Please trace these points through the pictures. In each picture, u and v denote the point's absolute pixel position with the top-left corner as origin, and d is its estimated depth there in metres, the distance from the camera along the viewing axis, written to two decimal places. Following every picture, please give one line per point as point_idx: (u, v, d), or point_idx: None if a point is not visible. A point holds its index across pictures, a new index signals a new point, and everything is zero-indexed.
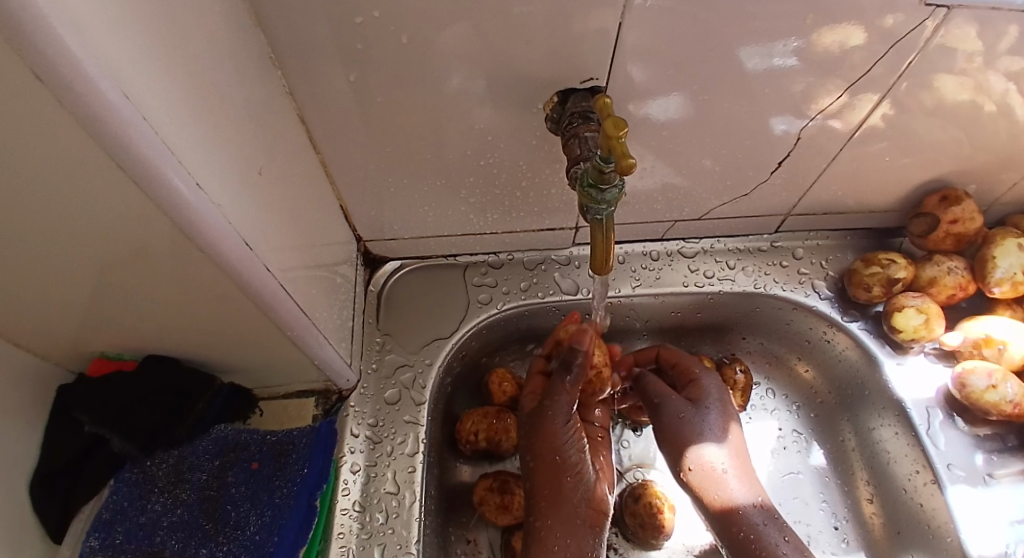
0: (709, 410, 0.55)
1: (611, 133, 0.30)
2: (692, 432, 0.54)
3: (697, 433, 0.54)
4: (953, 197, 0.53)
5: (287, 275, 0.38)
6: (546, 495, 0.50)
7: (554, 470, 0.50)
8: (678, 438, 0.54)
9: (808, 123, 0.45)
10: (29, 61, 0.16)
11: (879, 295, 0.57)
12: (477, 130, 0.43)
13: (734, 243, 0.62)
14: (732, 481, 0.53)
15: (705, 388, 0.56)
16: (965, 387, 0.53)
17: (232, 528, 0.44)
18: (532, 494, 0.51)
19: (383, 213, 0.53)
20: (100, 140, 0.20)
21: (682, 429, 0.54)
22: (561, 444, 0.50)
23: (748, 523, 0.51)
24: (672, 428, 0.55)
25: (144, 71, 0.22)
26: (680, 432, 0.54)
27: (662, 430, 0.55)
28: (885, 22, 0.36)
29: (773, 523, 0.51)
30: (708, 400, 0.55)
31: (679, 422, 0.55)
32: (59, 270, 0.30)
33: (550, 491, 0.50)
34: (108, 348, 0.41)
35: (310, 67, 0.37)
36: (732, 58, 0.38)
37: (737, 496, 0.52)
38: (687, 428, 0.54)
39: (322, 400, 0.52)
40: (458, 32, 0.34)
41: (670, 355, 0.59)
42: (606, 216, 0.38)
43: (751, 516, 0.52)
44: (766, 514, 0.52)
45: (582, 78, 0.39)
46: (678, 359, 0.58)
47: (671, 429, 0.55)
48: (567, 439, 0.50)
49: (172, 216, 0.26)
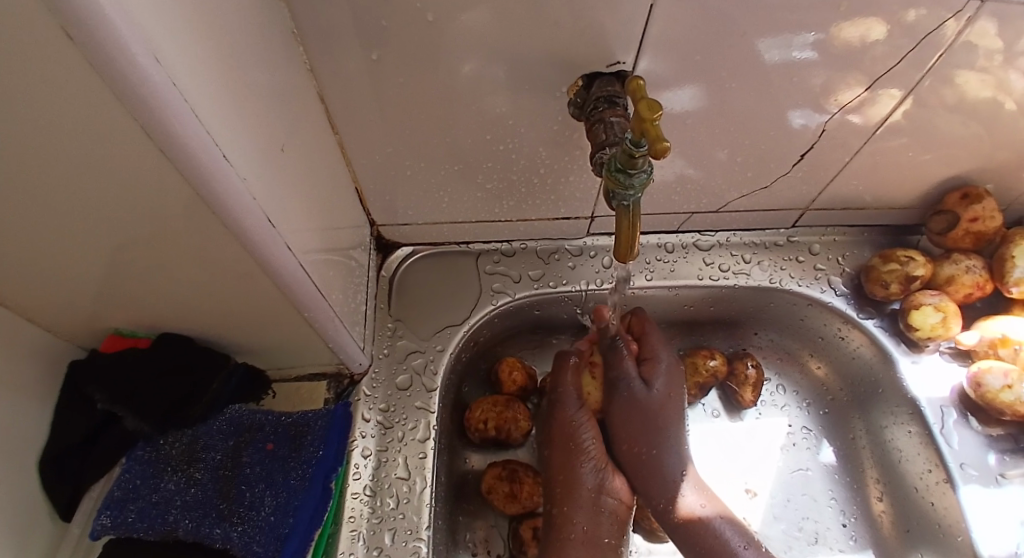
0: (660, 384, 0.55)
1: (645, 116, 0.29)
2: (648, 408, 0.54)
3: (657, 410, 0.54)
4: (973, 195, 0.53)
5: (306, 256, 0.38)
6: (564, 488, 0.52)
7: (574, 462, 0.52)
8: (636, 430, 0.54)
9: (829, 118, 0.45)
10: (61, 17, 0.16)
11: (896, 293, 0.57)
12: (497, 115, 0.42)
13: (750, 237, 0.61)
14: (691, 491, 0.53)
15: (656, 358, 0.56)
16: (981, 386, 0.53)
17: (246, 508, 0.43)
18: (552, 486, 0.53)
19: (397, 197, 0.52)
20: (129, 104, 0.20)
21: (636, 410, 0.54)
22: (577, 436, 0.53)
23: (708, 528, 0.51)
24: (631, 413, 0.54)
25: (175, 38, 0.21)
26: (635, 414, 0.54)
27: (616, 416, 0.55)
28: (907, 16, 0.35)
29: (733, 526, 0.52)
30: (658, 378, 0.55)
31: (634, 401, 0.55)
32: (80, 244, 0.30)
33: (566, 483, 0.52)
34: (122, 326, 0.40)
35: (329, 44, 0.36)
36: (754, 49, 0.37)
37: (695, 503, 0.53)
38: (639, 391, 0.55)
39: (334, 384, 0.52)
40: (478, 15, 0.34)
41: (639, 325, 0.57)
42: (633, 203, 0.37)
43: (717, 525, 0.52)
44: (728, 520, 0.52)
45: (609, 62, 0.38)
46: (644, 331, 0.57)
47: (626, 408, 0.55)
48: (583, 430, 0.53)
49: (198, 188, 0.25)
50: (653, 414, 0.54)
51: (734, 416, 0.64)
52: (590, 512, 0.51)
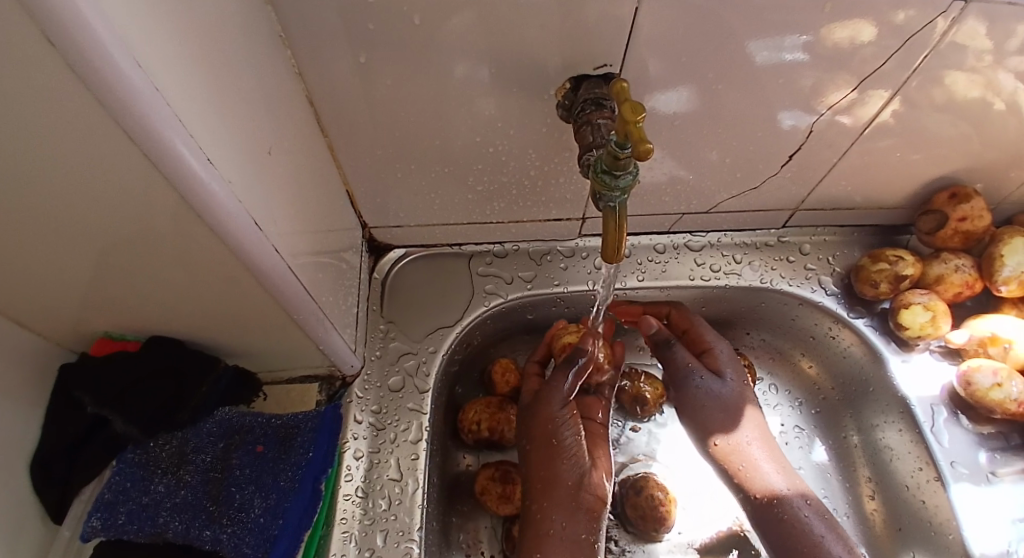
0: (729, 375, 0.56)
1: (628, 118, 0.30)
2: (723, 403, 0.55)
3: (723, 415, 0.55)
4: (962, 195, 0.53)
5: (295, 259, 0.38)
6: (542, 481, 0.50)
7: (553, 453, 0.50)
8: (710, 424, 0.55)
9: (817, 119, 0.45)
10: (39, 21, 0.16)
11: (886, 291, 0.57)
12: (486, 118, 0.43)
13: (741, 237, 0.61)
14: (773, 469, 0.53)
15: (719, 357, 0.56)
16: (971, 384, 0.53)
17: (236, 510, 0.43)
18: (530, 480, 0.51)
19: (389, 200, 0.52)
20: (109, 107, 0.20)
21: (710, 403, 0.55)
22: (558, 431, 0.51)
23: (789, 508, 0.52)
24: (694, 400, 0.55)
25: (157, 44, 0.21)
26: (709, 407, 0.55)
27: (690, 409, 0.56)
28: (896, 17, 0.35)
29: (814, 510, 0.52)
30: (727, 368, 0.56)
31: (709, 394, 0.55)
32: (64, 247, 0.30)
33: (547, 476, 0.50)
34: (111, 329, 0.41)
35: (319, 47, 0.36)
36: (742, 51, 0.38)
37: (776, 481, 0.53)
38: (707, 393, 0.55)
39: (326, 386, 0.52)
40: (467, 19, 0.34)
41: (682, 319, 0.58)
42: (619, 204, 0.37)
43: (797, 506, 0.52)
44: (809, 501, 0.52)
45: (596, 64, 0.38)
46: (690, 325, 0.57)
47: (698, 405, 0.55)
48: (565, 424, 0.51)
49: (180, 191, 0.25)
50: (725, 412, 0.55)
51: None
52: (569, 510, 0.49)
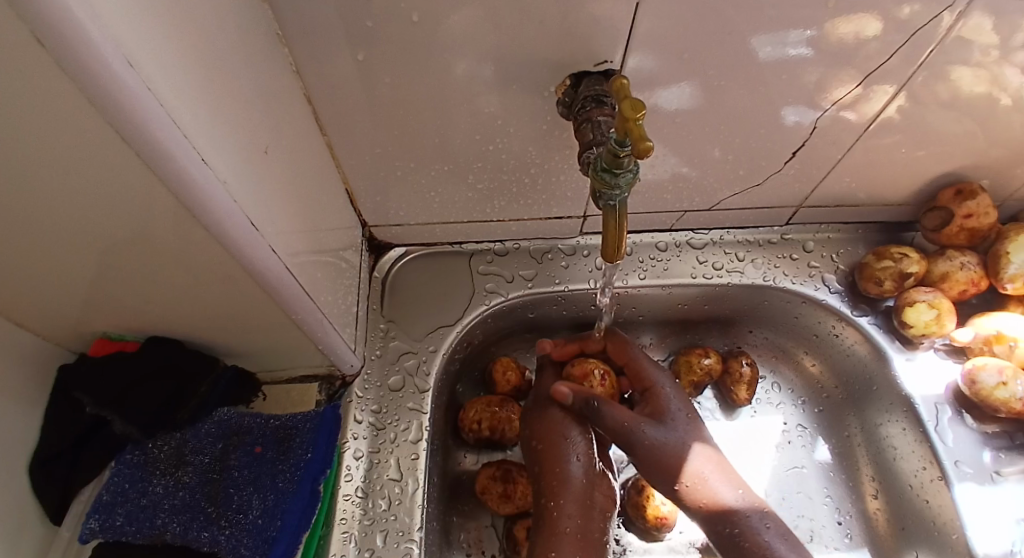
0: (676, 420, 0.52)
1: (627, 115, 0.29)
2: (668, 453, 0.49)
3: (693, 466, 0.50)
4: (967, 191, 0.53)
5: (294, 259, 0.37)
6: (555, 477, 0.50)
7: (562, 449, 0.51)
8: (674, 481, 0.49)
9: (821, 115, 0.44)
10: (29, 22, 0.16)
11: (890, 289, 0.56)
12: (486, 115, 0.42)
13: (743, 235, 0.61)
14: (717, 481, 0.49)
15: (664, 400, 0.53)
16: (975, 383, 0.52)
17: (234, 512, 0.43)
18: (540, 477, 0.51)
19: (388, 199, 0.52)
20: (102, 108, 0.20)
21: (659, 452, 0.49)
22: (565, 431, 0.51)
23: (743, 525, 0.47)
24: (650, 458, 0.49)
25: (150, 43, 0.21)
26: (659, 456, 0.49)
27: (645, 467, 0.50)
28: (901, 12, 0.35)
29: (775, 526, 0.47)
30: (668, 416, 0.52)
31: (656, 449, 0.49)
32: (61, 248, 0.30)
33: (556, 471, 0.50)
34: (110, 329, 0.40)
35: (316, 45, 0.36)
36: (744, 47, 0.37)
37: (726, 495, 0.48)
38: (663, 449, 0.49)
39: (326, 386, 0.52)
40: (465, 16, 0.34)
41: (624, 354, 0.56)
42: (619, 203, 0.37)
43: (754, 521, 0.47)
44: (765, 514, 0.48)
45: (596, 60, 0.38)
46: (630, 358, 0.55)
47: (649, 463, 0.49)
48: (571, 421, 0.52)
49: (175, 191, 0.25)
50: (679, 464, 0.49)
51: (729, 415, 0.64)
52: (581, 502, 0.49)
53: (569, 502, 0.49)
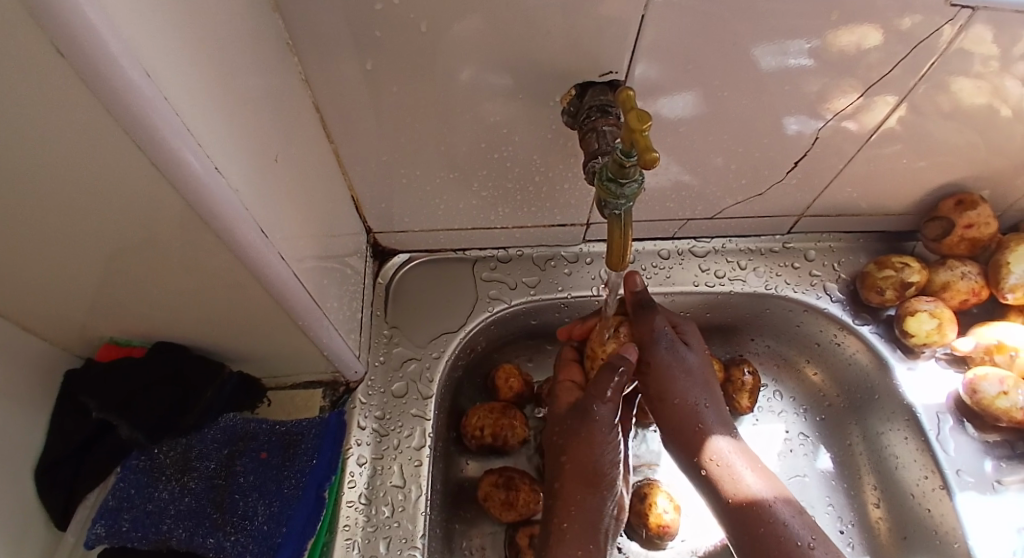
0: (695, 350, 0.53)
1: (633, 126, 0.30)
2: (687, 371, 0.51)
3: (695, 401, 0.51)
4: (968, 201, 0.53)
5: (300, 264, 0.38)
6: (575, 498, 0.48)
7: (595, 461, 0.49)
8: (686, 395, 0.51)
9: (823, 125, 0.45)
10: (50, 32, 0.16)
11: (892, 298, 0.57)
12: (491, 123, 0.43)
13: (745, 243, 0.61)
14: (749, 473, 0.49)
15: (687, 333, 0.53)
16: (976, 392, 0.53)
17: (240, 518, 0.43)
18: (557, 494, 0.50)
19: (393, 205, 0.52)
20: (120, 117, 0.20)
21: (679, 371, 0.51)
22: (600, 439, 0.49)
23: (770, 516, 0.47)
24: (666, 368, 0.51)
25: (167, 53, 0.21)
26: (677, 375, 0.51)
27: (659, 379, 0.51)
28: (903, 22, 0.35)
29: (795, 514, 0.48)
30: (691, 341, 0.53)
31: (678, 361, 0.51)
32: (72, 254, 0.30)
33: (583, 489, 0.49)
34: (117, 334, 0.41)
35: (325, 54, 0.37)
36: (746, 57, 0.38)
37: (757, 488, 0.48)
38: (680, 366, 0.51)
39: (329, 392, 0.52)
40: (473, 25, 0.34)
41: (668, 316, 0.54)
42: (624, 212, 0.37)
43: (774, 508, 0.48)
44: (788, 502, 0.49)
45: (601, 71, 0.38)
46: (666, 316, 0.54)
47: (669, 371, 0.51)
48: (606, 435, 0.49)
49: (188, 198, 0.25)
50: (694, 381, 0.51)
51: None
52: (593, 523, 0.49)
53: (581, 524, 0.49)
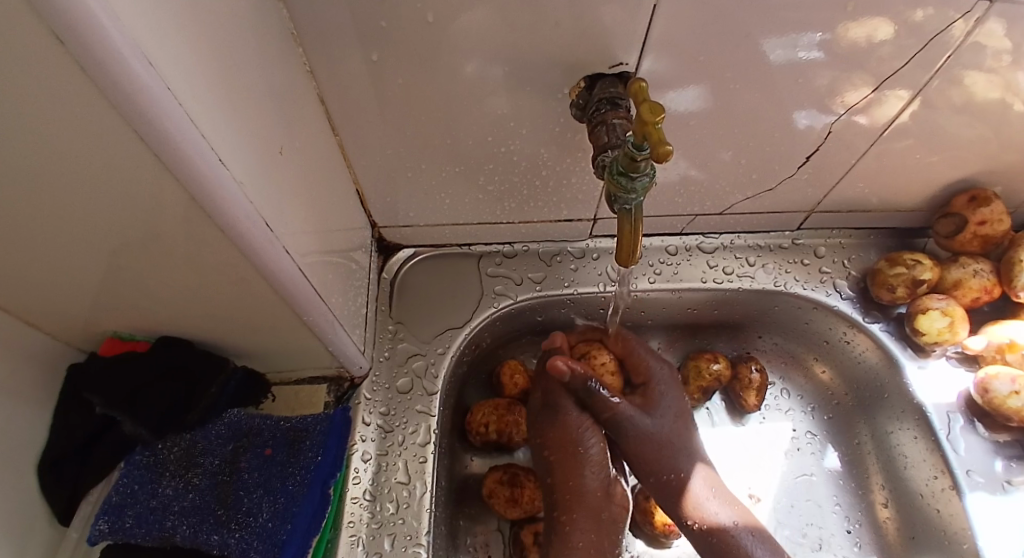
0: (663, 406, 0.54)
1: (647, 118, 0.29)
2: (655, 442, 0.52)
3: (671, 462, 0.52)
4: (981, 198, 0.52)
5: (305, 259, 0.37)
6: (569, 488, 0.50)
7: (578, 461, 0.51)
8: (655, 463, 0.52)
9: (835, 120, 0.44)
10: (49, 21, 0.15)
11: (903, 296, 0.56)
12: (498, 116, 0.42)
13: (754, 239, 0.60)
14: (715, 503, 0.51)
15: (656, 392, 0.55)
16: (988, 391, 0.52)
17: (244, 515, 0.43)
18: (554, 489, 0.51)
19: (398, 199, 0.52)
20: (121, 108, 0.19)
21: (646, 442, 0.52)
22: (581, 440, 0.51)
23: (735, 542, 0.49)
24: (631, 444, 0.52)
25: (169, 41, 0.21)
26: (646, 446, 0.52)
27: (630, 449, 0.52)
28: (914, 16, 0.34)
29: (758, 538, 0.50)
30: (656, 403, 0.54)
31: (642, 435, 0.52)
32: (76, 249, 0.30)
33: (569, 484, 0.51)
34: (121, 329, 0.40)
35: (329, 45, 0.36)
36: (756, 50, 0.37)
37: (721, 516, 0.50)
38: (645, 440, 0.52)
39: (334, 388, 0.51)
40: (479, 16, 0.33)
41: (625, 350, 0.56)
42: (635, 206, 0.36)
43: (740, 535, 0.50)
44: (754, 529, 0.50)
45: (611, 63, 0.37)
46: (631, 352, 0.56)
47: (637, 442, 0.52)
48: (586, 432, 0.51)
49: (192, 190, 0.25)
50: (663, 446, 0.52)
51: (737, 419, 0.64)
52: (592, 516, 0.50)
53: (581, 516, 0.50)
